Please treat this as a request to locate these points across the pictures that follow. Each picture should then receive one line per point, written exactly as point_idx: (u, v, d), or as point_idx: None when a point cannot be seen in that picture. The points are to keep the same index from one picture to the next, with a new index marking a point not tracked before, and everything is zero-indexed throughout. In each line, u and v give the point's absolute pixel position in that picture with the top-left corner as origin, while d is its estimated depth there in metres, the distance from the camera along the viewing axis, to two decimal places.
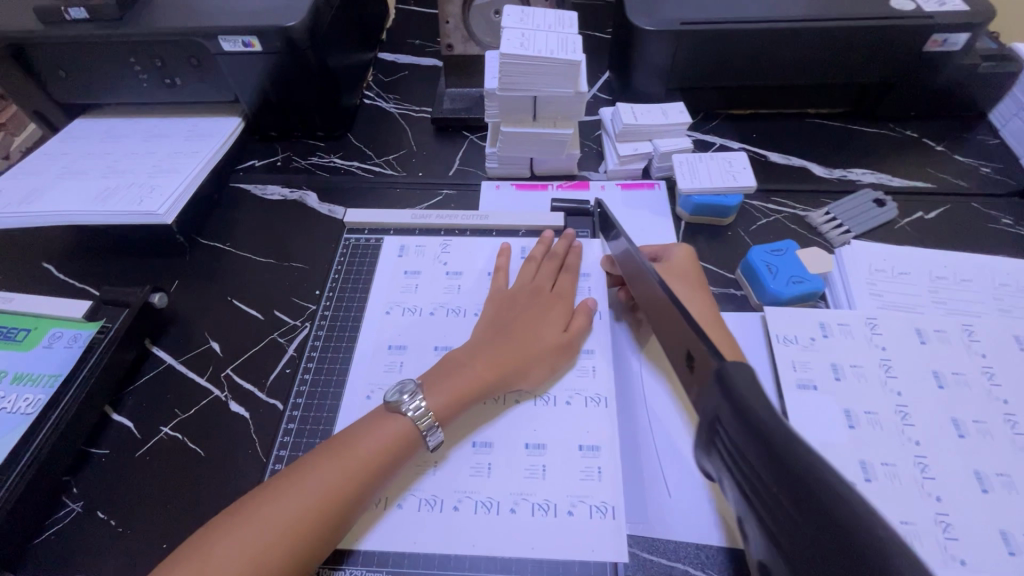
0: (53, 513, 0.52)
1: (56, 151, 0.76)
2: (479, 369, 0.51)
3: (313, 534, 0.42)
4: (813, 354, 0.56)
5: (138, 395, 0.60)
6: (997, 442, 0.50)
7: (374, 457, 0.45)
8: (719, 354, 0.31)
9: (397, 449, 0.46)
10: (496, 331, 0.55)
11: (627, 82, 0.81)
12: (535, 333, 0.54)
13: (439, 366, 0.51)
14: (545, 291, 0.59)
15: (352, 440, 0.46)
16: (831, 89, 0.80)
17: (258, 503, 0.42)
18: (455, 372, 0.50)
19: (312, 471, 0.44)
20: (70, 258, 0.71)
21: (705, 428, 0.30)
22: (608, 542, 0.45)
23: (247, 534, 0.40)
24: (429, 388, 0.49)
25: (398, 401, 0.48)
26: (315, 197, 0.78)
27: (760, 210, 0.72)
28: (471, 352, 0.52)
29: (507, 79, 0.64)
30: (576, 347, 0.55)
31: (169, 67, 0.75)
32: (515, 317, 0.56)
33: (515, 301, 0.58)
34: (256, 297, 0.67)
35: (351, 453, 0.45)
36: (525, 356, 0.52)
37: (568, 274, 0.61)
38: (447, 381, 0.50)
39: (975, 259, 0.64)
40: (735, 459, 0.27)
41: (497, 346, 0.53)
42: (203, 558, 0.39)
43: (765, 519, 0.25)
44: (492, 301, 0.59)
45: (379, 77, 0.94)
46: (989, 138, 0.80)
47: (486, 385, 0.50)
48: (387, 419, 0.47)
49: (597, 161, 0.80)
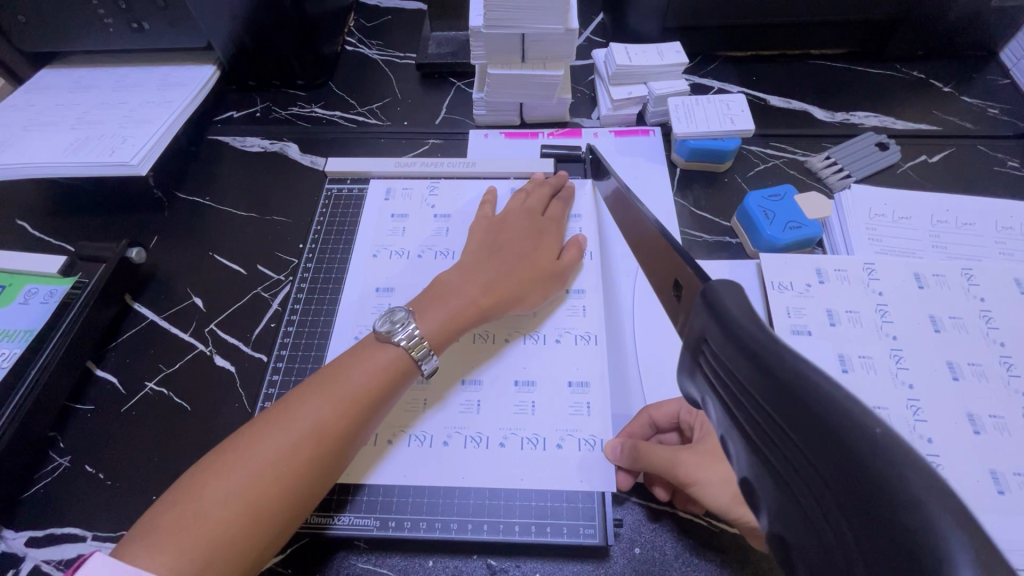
0: (40, 467, 0.52)
1: (23, 102, 0.73)
2: (474, 294, 0.50)
3: (309, 468, 0.40)
4: (807, 300, 0.54)
5: (121, 351, 0.59)
6: (992, 384, 0.49)
7: (366, 390, 0.43)
8: (706, 276, 0.30)
9: (390, 381, 0.45)
10: (487, 256, 0.53)
11: (622, 23, 0.77)
12: (525, 263, 0.53)
13: (431, 291, 0.50)
14: (534, 219, 0.57)
15: (341, 374, 0.44)
16: (836, 26, 0.76)
17: (244, 444, 0.40)
18: (450, 296, 0.49)
19: (301, 407, 0.42)
20: (45, 215, 0.69)
21: (689, 349, 0.26)
22: (596, 474, 0.45)
23: (239, 474, 0.38)
24: (421, 315, 0.48)
25: (390, 330, 0.46)
26: (297, 148, 0.75)
27: (759, 155, 0.69)
28: (461, 278, 0.51)
29: (493, 15, 0.60)
30: (564, 283, 0.54)
31: (135, 9, 0.69)
32: (504, 244, 0.54)
33: (506, 230, 0.55)
34: (239, 252, 0.65)
35: (341, 386, 0.43)
36: (516, 287, 0.51)
37: (558, 203, 0.59)
38: (439, 308, 0.48)
39: (979, 201, 0.62)
40: (723, 377, 0.23)
41: (492, 272, 0.51)
42: (192, 503, 0.37)
43: (750, 436, 0.21)
44: (480, 226, 0.57)
45: (361, 22, 0.89)
46: (998, 78, 0.76)
47: (482, 309, 0.49)
48: (373, 351, 0.45)
49: (590, 107, 0.76)
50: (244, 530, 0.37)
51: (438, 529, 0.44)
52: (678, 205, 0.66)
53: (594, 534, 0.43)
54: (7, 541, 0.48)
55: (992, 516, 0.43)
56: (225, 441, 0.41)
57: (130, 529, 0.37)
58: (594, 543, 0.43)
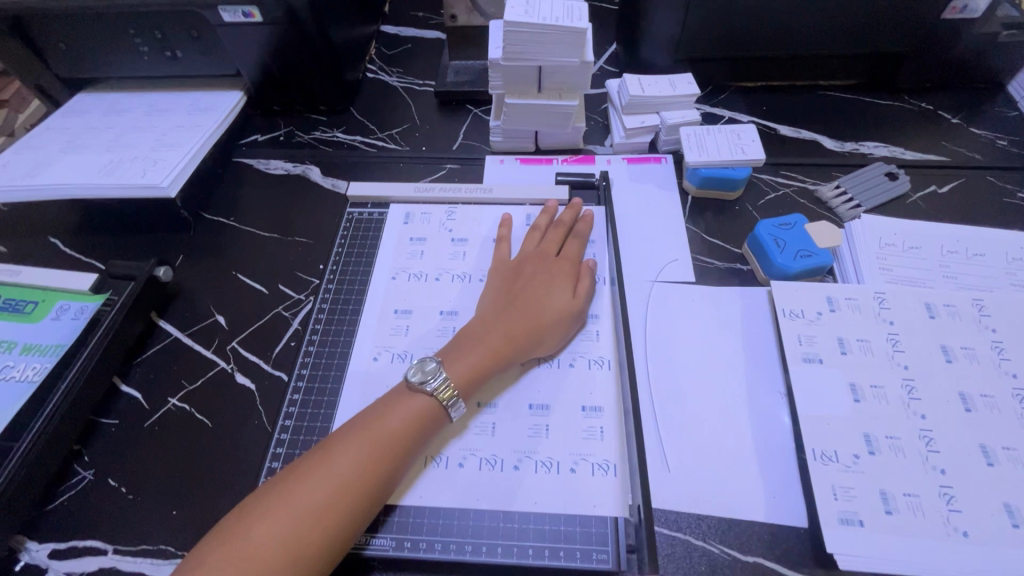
0: (64, 480, 0.53)
1: (60, 124, 0.76)
2: (497, 341, 0.50)
3: (349, 509, 0.41)
4: (818, 328, 0.55)
5: (146, 367, 0.60)
6: (1004, 416, 0.49)
7: (404, 434, 0.45)
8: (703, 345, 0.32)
9: (424, 419, 0.46)
10: (506, 303, 0.54)
11: (635, 54, 0.79)
12: (546, 303, 0.53)
13: (456, 340, 0.51)
14: (551, 258, 0.58)
15: (381, 414, 0.46)
16: (844, 59, 0.77)
17: (291, 483, 0.41)
18: (475, 345, 0.50)
19: (342, 447, 0.43)
20: (76, 233, 0.72)
21: None
22: (609, 497, 0.46)
23: (284, 513, 0.40)
24: (449, 363, 0.49)
25: (422, 380, 0.47)
26: (318, 171, 0.77)
27: (769, 183, 0.71)
28: (486, 327, 0.52)
29: (511, 48, 0.63)
30: (584, 312, 0.55)
31: (169, 39, 0.73)
32: (525, 288, 0.55)
33: (524, 276, 0.56)
34: (261, 272, 0.67)
35: (381, 425, 0.45)
36: (538, 329, 0.52)
37: (574, 240, 0.60)
38: (467, 357, 0.49)
39: (989, 233, 0.62)
40: None
41: (512, 318, 0.52)
42: (242, 541, 0.38)
43: None
44: (497, 274, 0.58)
45: (382, 50, 0.93)
46: (1007, 110, 0.77)
47: (505, 354, 0.50)
48: (408, 398, 0.47)
49: (603, 134, 0.79)
50: (290, 566, 0.38)
51: (453, 550, 0.45)
52: (689, 231, 0.67)
53: (607, 559, 0.44)
54: (31, 553, 0.49)
55: (1008, 550, 0.43)
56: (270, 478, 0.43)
57: (186, 559, 0.39)
58: (607, 568, 0.43)
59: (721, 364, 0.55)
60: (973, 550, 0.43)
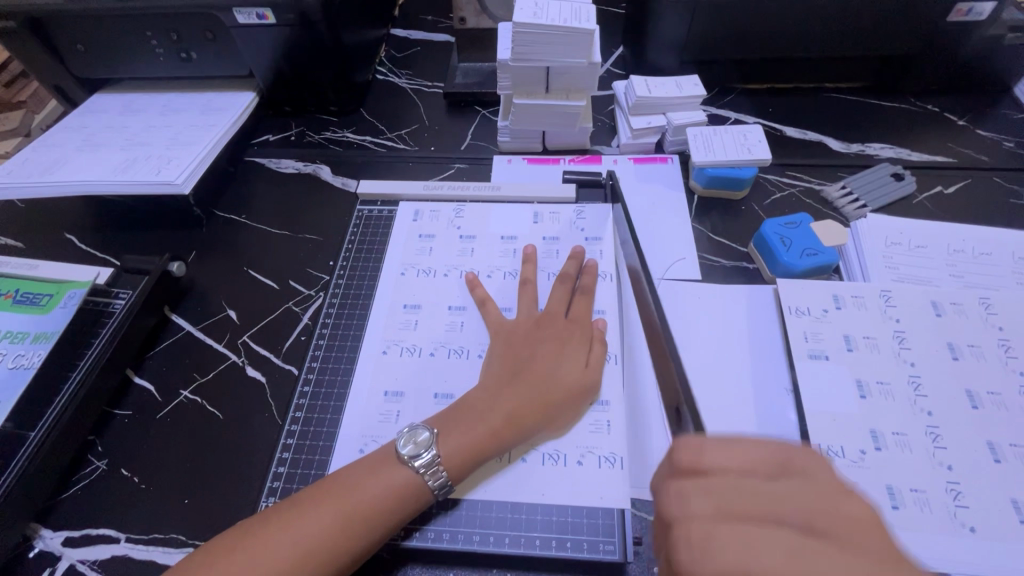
0: (79, 469, 0.54)
1: (77, 124, 0.77)
2: (495, 413, 0.47)
3: None
4: (824, 325, 0.55)
5: (158, 360, 0.61)
6: (1011, 412, 0.49)
7: (377, 508, 0.43)
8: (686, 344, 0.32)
9: (404, 498, 0.44)
10: (512, 377, 0.50)
11: (642, 56, 0.80)
12: (549, 374, 0.49)
13: (453, 407, 0.48)
14: (557, 319, 0.54)
15: (359, 483, 0.44)
16: (850, 62, 0.78)
17: (255, 542, 0.41)
18: (473, 421, 0.47)
19: (311, 510, 0.42)
20: (91, 230, 0.73)
21: None
22: (615, 490, 0.46)
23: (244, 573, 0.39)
24: (444, 435, 0.46)
25: (413, 454, 0.45)
26: (329, 170, 0.78)
27: (775, 183, 0.71)
28: (485, 400, 0.48)
29: (519, 49, 0.64)
30: (593, 390, 0.50)
31: (185, 40, 0.75)
32: (526, 355, 0.51)
33: (529, 340, 0.52)
34: (271, 268, 0.68)
35: (355, 495, 0.43)
36: (539, 407, 0.48)
37: (582, 297, 0.56)
38: (463, 432, 0.46)
39: (995, 233, 0.63)
40: None
41: (512, 391, 0.48)
42: None
43: None
44: (499, 337, 0.54)
45: (392, 53, 0.94)
46: (1013, 112, 0.78)
47: (502, 429, 0.46)
48: (392, 466, 0.45)
49: (610, 135, 0.80)
50: None
51: (460, 540, 0.45)
52: (696, 230, 0.67)
53: (613, 551, 0.44)
54: (45, 540, 0.50)
55: (1017, 546, 0.43)
56: (242, 523, 0.43)
57: None
58: (613, 559, 0.44)
59: (728, 361, 0.56)
60: (981, 546, 0.43)
